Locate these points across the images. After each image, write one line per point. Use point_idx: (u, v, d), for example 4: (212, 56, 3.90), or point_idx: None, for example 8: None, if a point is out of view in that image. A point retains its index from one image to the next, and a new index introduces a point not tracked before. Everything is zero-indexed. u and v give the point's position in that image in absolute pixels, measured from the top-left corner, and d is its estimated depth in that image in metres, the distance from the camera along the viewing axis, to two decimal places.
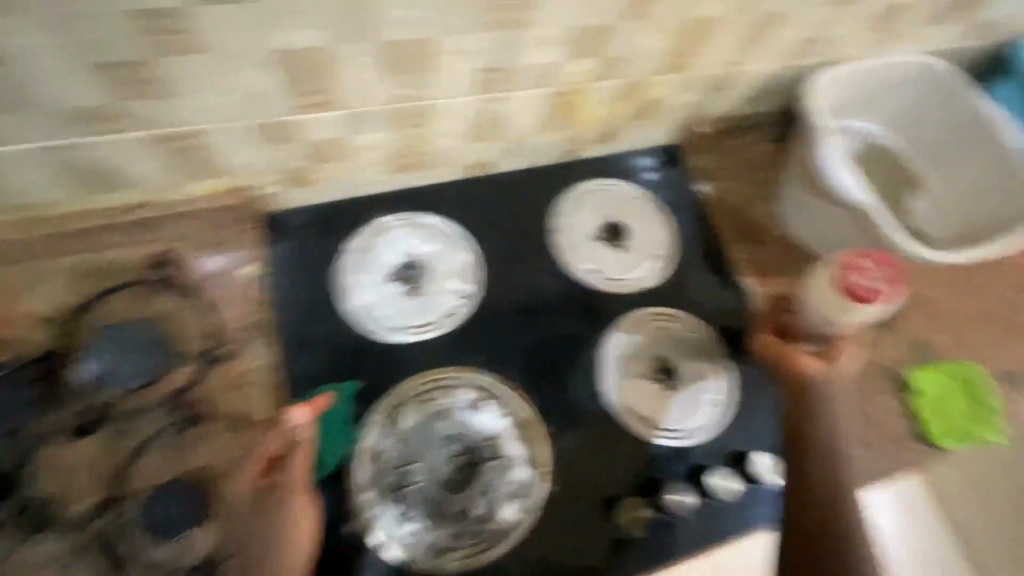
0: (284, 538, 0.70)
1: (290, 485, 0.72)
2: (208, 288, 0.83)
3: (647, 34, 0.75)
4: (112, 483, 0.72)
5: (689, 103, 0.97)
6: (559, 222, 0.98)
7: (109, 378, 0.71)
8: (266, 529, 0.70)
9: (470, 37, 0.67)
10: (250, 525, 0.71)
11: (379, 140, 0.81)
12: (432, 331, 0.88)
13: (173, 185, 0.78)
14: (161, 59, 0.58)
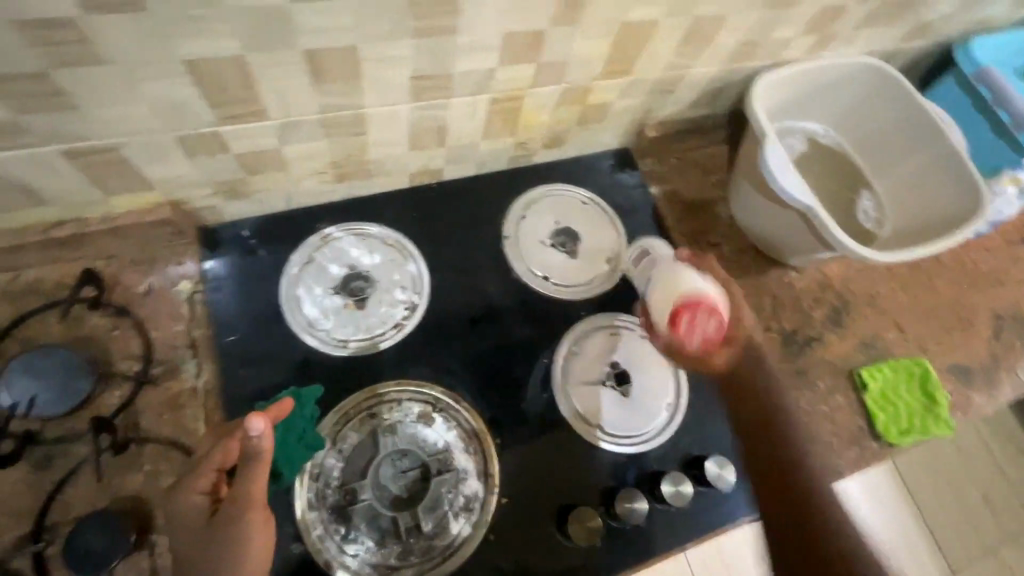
0: (241, 567, 0.59)
1: (247, 508, 0.59)
2: (142, 307, 0.80)
3: (584, 39, 0.74)
4: (37, 515, 0.69)
5: (636, 107, 0.96)
6: (509, 228, 0.97)
7: (40, 402, 0.70)
8: (220, 555, 0.59)
9: (397, 45, 0.65)
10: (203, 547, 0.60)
11: (314, 150, 0.79)
12: (379, 344, 0.85)
13: (97, 201, 0.75)
14: (60, 72, 0.55)
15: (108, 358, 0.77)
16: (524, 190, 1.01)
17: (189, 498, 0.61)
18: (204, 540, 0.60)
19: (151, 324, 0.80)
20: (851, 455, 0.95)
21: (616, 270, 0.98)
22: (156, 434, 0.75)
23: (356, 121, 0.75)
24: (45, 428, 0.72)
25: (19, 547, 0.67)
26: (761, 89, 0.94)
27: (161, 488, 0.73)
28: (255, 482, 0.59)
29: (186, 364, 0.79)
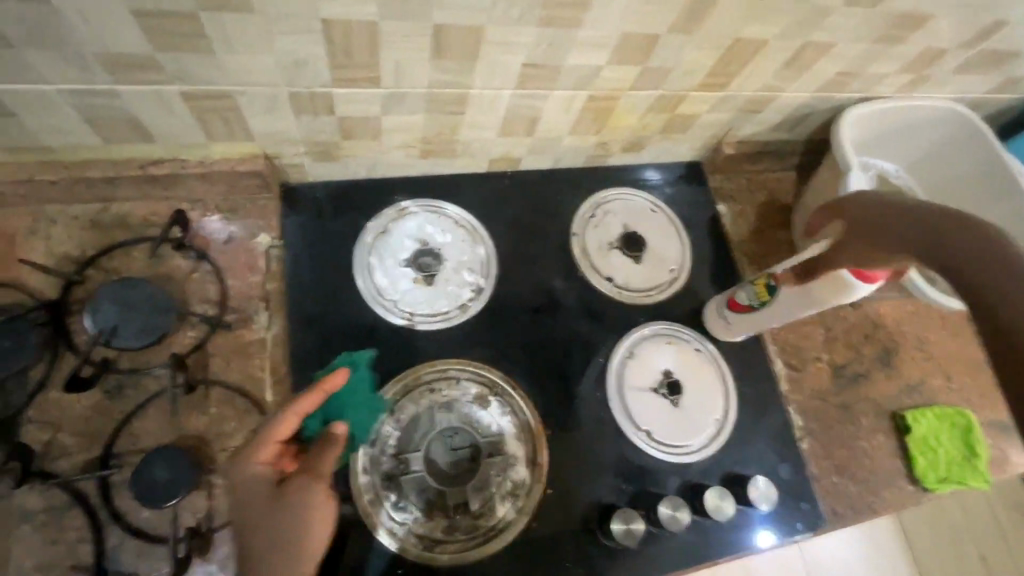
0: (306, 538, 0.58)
1: (317, 479, 0.60)
2: (219, 254, 0.82)
3: (695, 49, 0.75)
4: (106, 441, 0.70)
5: (720, 122, 0.97)
6: (578, 226, 0.98)
7: (122, 333, 0.72)
8: (287, 521, 0.58)
9: (520, 30, 0.66)
10: (264, 518, 0.59)
11: (410, 123, 0.80)
12: (443, 322, 0.87)
13: (197, 145, 0.76)
14: (205, 15, 0.56)
15: (184, 300, 0.78)
16: (596, 190, 1.02)
17: (254, 468, 0.61)
18: (267, 503, 0.59)
19: (228, 272, 0.81)
20: (886, 496, 0.95)
21: (677, 281, 0.99)
22: (223, 379, 0.76)
23: (459, 101, 0.76)
24: (121, 358, 0.74)
25: (85, 470, 0.69)
26: (847, 125, 0.94)
27: (224, 432, 0.74)
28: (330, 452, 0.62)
29: (258, 315, 0.81)
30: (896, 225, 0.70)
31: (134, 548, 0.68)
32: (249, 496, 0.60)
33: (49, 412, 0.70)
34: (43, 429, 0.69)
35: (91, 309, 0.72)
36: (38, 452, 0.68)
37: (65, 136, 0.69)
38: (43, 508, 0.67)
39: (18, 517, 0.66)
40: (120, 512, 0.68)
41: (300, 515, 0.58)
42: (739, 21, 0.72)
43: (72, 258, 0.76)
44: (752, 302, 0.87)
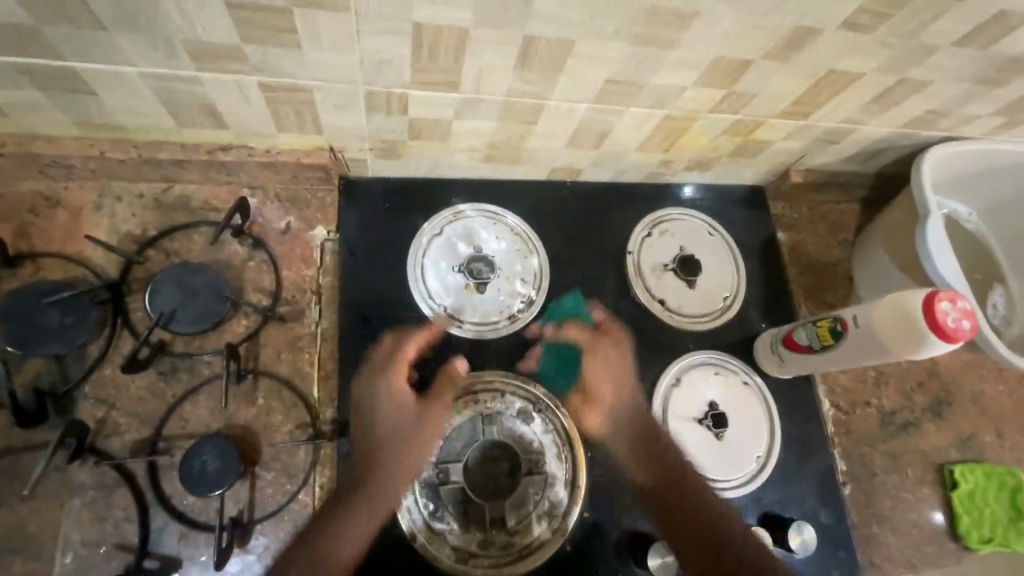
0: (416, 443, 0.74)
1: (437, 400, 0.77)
2: (277, 244, 0.81)
3: (784, 77, 0.72)
4: (157, 423, 0.71)
5: (792, 150, 0.93)
6: (633, 244, 0.95)
7: (179, 317, 0.72)
8: (410, 424, 0.75)
9: (609, 47, 0.64)
10: (389, 421, 0.75)
11: (479, 129, 0.78)
12: (492, 331, 0.85)
13: (266, 134, 0.75)
14: (299, 10, 0.55)
15: (241, 287, 0.78)
16: (654, 208, 0.99)
17: (385, 377, 0.78)
18: (389, 419, 0.75)
19: (284, 262, 0.81)
20: (925, 550, 0.92)
21: (730, 310, 0.96)
22: (273, 371, 0.76)
23: (533, 110, 0.74)
24: (176, 341, 0.74)
25: (136, 450, 0.70)
26: (929, 162, 0.89)
27: (271, 424, 0.74)
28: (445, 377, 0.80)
29: (310, 309, 0.80)
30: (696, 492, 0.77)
31: (176, 533, 0.68)
32: (382, 408, 0.75)
33: (105, 389, 0.71)
34: (98, 406, 0.70)
35: (151, 291, 0.72)
36: (92, 428, 0.69)
37: (141, 117, 0.69)
38: (94, 484, 0.68)
39: (70, 490, 0.67)
40: (166, 495, 0.69)
41: (408, 457, 0.73)
42: (837, 53, 0.69)
43: (134, 236, 0.76)
44: (811, 344, 0.81)
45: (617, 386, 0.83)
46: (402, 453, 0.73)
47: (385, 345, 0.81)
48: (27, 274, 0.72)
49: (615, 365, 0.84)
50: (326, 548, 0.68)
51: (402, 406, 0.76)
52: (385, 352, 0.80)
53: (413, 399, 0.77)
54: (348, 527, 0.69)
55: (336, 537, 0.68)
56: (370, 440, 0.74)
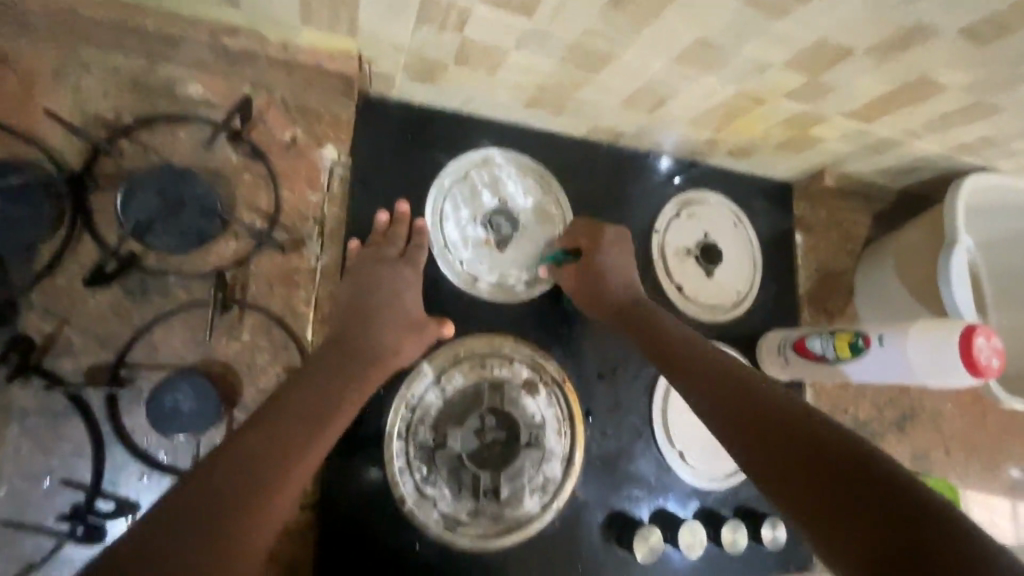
0: (372, 366, 0.63)
1: (410, 328, 0.67)
2: (279, 158, 0.70)
3: (872, 74, 0.67)
4: (121, 347, 0.61)
5: (836, 153, 0.90)
6: (660, 223, 0.90)
7: (156, 228, 0.62)
8: (372, 339, 0.64)
9: (716, 2, 0.56)
10: (355, 329, 0.63)
11: (536, 67, 0.68)
12: (508, 294, 0.79)
13: (285, 23, 0.62)
14: None
15: (231, 202, 0.67)
16: (684, 188, 0.94)
17: (370, 272, 0.68)
18: (392, 292, 0.68)
19: (285, 181, 0.70)
20: None
21: (740, 305, 0.95)
22: (263, 304, 0.67)
23: (603, 57, 0.66)
24: (149, 255, 0.63)
25: (94, 375, 0.60)
26: (964, 188, 0.88)
27: (256, 365, 0.65)
28: (415, 301, 0.69)
29: (311, 241, 0.70)
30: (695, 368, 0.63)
31: (136, 473, 0.59)
32: (383, 273, 0.68)
33: (56, 300, 0.59)
34: (47, 319, 0.59)
35: (125, 192, 0.61)
36: (38, 344, 0.58)
37: None
38: (39, 409, 0.57)
39: (6, 413, 0.56)
40: (126, 431, 0.60)
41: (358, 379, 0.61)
42: (938, 60, 0.64)
43: (103, 120, 0.63)
44: (824, 354, 0.80)
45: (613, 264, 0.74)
46: (346, 372, 0.60)
47: (379, 222, 0.73)
48: None
49: (615, 237, 0.76)
50: (304, 398, 0.56)
51: (409, 287, 0.69)
52: (380, 227, 0.72)
53: (377, 312, 0.65)
54: (313, 403, 0.57)
55: (299, 395, 0.56)
56: (366, 300, 0.66)
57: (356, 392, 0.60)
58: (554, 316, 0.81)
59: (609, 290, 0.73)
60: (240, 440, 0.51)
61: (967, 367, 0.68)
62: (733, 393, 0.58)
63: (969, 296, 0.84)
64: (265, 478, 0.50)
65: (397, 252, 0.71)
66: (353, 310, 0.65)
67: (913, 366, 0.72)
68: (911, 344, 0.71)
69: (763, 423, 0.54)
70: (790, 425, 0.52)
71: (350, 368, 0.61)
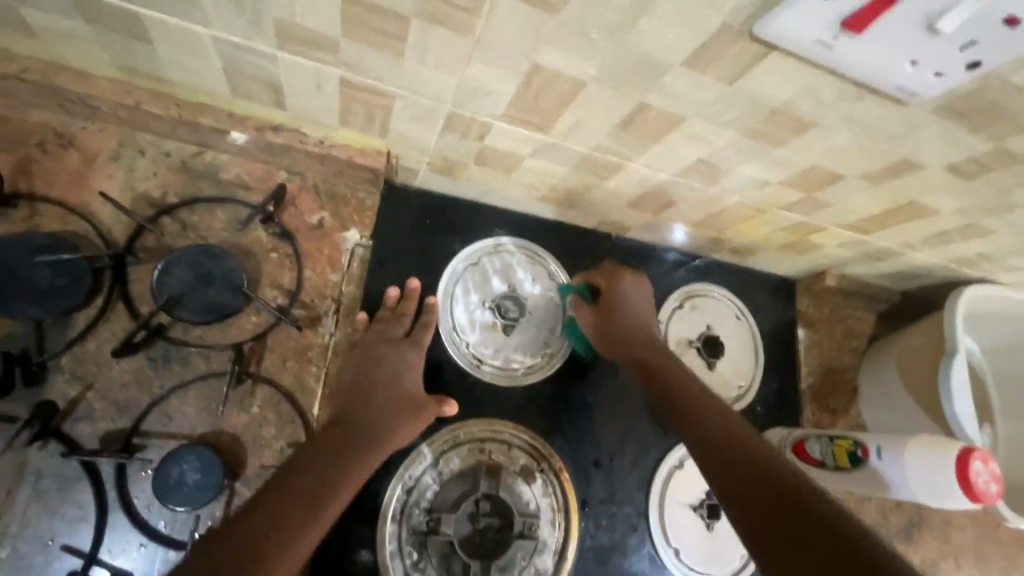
0: (375, 444, 0.64)
1: (412, 408, 0.69)
2: (306, 239, 0.75)
3: (865, 196, 0.71)
4: (137, 414, 0.64)
5: (836, 257, 0.93)
6: (664, 314, 0.93)
7: (185, 304, 0.65)
8: (374, 419, 0.66)
9: (720, 133, 0.60)
10: (359, 409, 0.66)
11: (550, 172, 0.74)
12: (512, 378, 0.81)
13: (326, 124, 0.69)
14: (416, 26, 0.49)
15: (257, 279, 0.71)
16: (688, 280, 0.98)
17: (377, 352, 0.71)
18: (395, 373, 0.70)
19: (308, 261, 0.74)
20: None
21: (741, 399, 0.95)
22: (275, 378, 0.70)
23: (611, 168, 0.71)
24: (175, 327, 0.67)
25: (108, 441, 0.62)
26: (965, 301, 0.90)
27: (262, 438, 0.68)
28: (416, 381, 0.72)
29: (326, 318, 0.74)
30: (702, 424, 0.63)
31: (134, 543, 0.61)
32: (388, 353, 0.71)
33: (84, 366, 0.63)
34: (73, 383, 0.62)
35: (161, 270, 0.65)
36: (61, 408, 0.61)
37: (194, 78, 0.62)
38: (53, 472, 0.60)
39: (20, 473, 0.59)
40: (130, 498, 0.61)
41: (364, 458, 0.63)
42: (928, 188, 0.68)
43: (151, 199, 0.69)
44: (823, 460, 0.79)
45: (630, 308, 0.79)
46: (350, 450, 0.62)
47: (390, 298, 0.77)
48: (19, 218, 0.64)
49: (637, 289, 0.81)
50: (306, 479, 0.58)
51: (413, 370, 0.72)
52: (391, 301, 0.77)
53: (383, 392, 0.68)
54: (315, 484, 0.58)
55: (303, 476, 0.58)
56: (369, 380, 0.68)
57: (359, 473, 0.62)
58: (555, 401, 0.83)
59: (623, 335, 0.77)
60: (242, 524, 0.52)
61: (968, 492, 0.67)
62: (742, 452, 0.58)
63: (969, 408, 0.85)
64: (268, 550, 0.51)
65: (404, 330, 0.74)
66: (356, 390, 0.67)
67: (916, 485, 0.71)
68: (915, 461, 0.70)
69: (763, 489, 0.54)
70: (781, 487, 0.53)
71: (353, 446, 0.62)
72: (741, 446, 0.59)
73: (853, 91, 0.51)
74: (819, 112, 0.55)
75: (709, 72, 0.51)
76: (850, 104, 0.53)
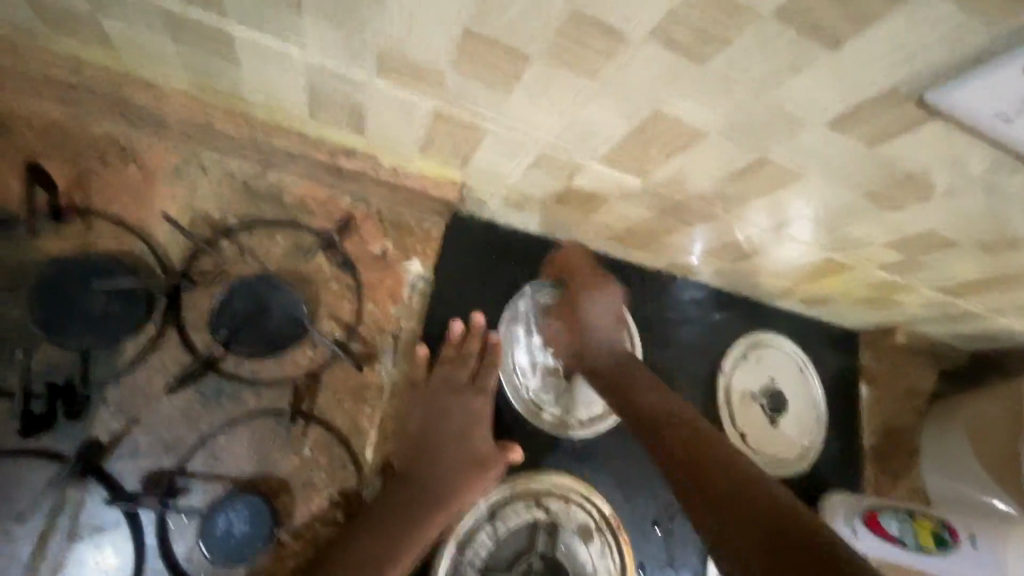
0: (434, 504, 0.63)
1: (474, 460, 0.67)
2: (367, 269, 0.70)
3: (969, 263, 0.67)
4: (183, 454, 0.59)
5: (914, 315, 0.88)
6: (727, 365, 0.89)
7: (240, 337, 0.61)
8: (433, 477, 0.64)
9: (836, 192, 0.56)
10: (418, 468, 0.64)
11: (632, 214, 0.69)
12: (571, 428, 0.76)
13: (402, 151, 0.64)
14: (538, 65, 0.44)
15: (315, 310, 0.67)
16: (751, 329, 0.93)
17: (438, 401, 0.68)
18: (458, 424, 0.68)
19: (368, 292, 0.70)
20: None
21: (803, 459, 0.90)
22: (329, 419, 0.65)
23: (701, 216, 0.66)
24: (228, 359, 0.62)
25: (151, 483, 0.57)
26: None
27: (312, 484, 0.63)
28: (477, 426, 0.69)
29: (384, 355, 0.69)
30: (664, 436, 0.60)
31: None
32: (451, 401, 0.69)
33: (130, 398, 0.58)
34: (117, 417, 0.57)
35: (221, 299, 0.61)
36: (104, 444, 0.56)
37: (272, 97, 0.58)
38: (91, 517, 0.55)
39: (57, 517, 0.54)
40: (171, 549, 0.56)
41: (423, 519, 0.62)
42: None
43: (210, 220, 0.64)
44: (903, 538, 0.79)
45: (597, 311, 0.75)
46: (407, 516, 0.62)
47: (452, 334, 0.71)
48: (73, 234, 0.59)
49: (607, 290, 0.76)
50: (376, 551, 0.59)
51: (477, 420, 0.70)
52: (453, 339, 0.71)
53: (441, 448, 0.66)
54: (377, 549, 0.59)
55: (363, 546, 0.59)
56: (431, 434, 0.67)
57: (420, 536, 0.61)
58: (614, 454, 0.78)
59: (587, 349, 0.74)
60: None
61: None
62: (704, 463, 0.55)
63: None
64: None
65: (468, 374, 0.71)
66: (416, 443, 0.66)
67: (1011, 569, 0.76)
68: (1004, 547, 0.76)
69: (730, 504, 0.50)
70: (747, 505, 0.49)
71: (411, 510, 0.62)
72: (705, 455, 0.56)
73: (1006, 164, 0.47)
74: (957, 181, 0.50)
75: (850, 132, 0.46)
76: (996, 176, 0.48)
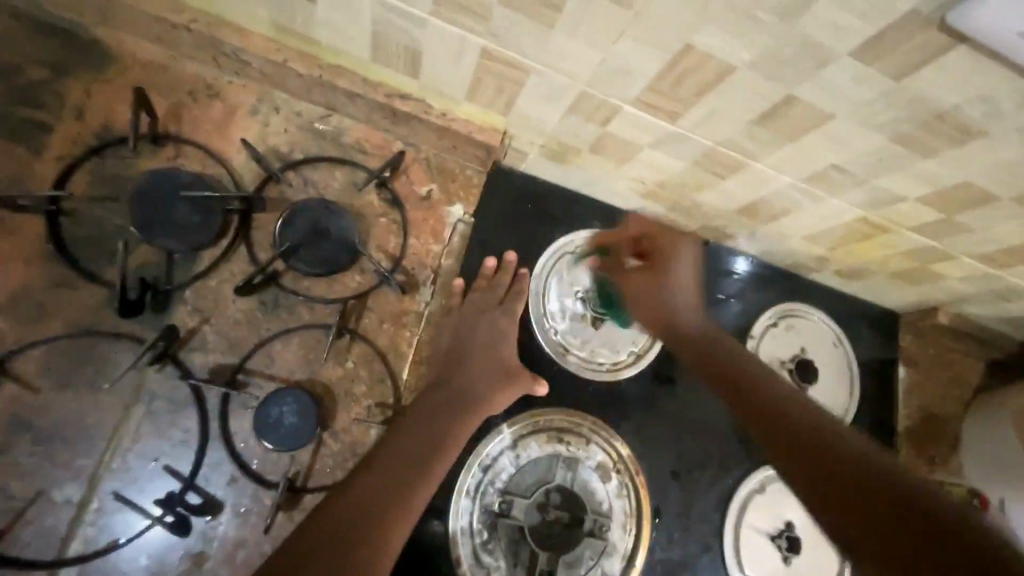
0: (466, 414, 0.67)
1: (503, 378, 0.71)
2: (413, 208, 0.76)
3: (1010, 224, 0.66)
4: (244, 353, 0.66)
5: (957, 292, 0.86)
6: (756, 331, 0.90)
7: (299, 254, 0.68)
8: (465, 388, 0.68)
9: (866, 136, 0.57)
10: (451, 379, 0.68)
11: (666, 165, 0.72)
12: (594, 371, 0.79)
13: (452, 96, 0.70)
14: None
15: (365, 239, 0.73)
16: (784, 300, 0.94)
17: (471, 324, 0.72)
18: (489, 348, 0.72)
19: (413, 229, 0.76)
20: None
21: None
22: (371, 338, 0.71)
23: (732, 166, 0.69)
24: (287, 275, 0.69)
25: (216, 375, 0.65)
26: None
27: (353, 393, 0.69)
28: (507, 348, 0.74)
29: (424, 286, 0.75)
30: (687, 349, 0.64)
31: (227, 475, 0.63)
32: (482, 325, 0.73)
33: (204, 300, 0.66)
34: (193, 315, 0.65)
35: (284, 219, 0.68)
36: (180, 336, 0.65)
37: (340, 39, 0.65)
38: (165, 396, 0.63)
39: (139, 393, 0.62)
40: (229, 432, 0.64)
41: (455, 426, 0.65)
42: None
43: (279, 153, 0.72)
44: None
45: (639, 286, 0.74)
46: (439, 422, 0.64)
47: (486, 267, 0.78)
48: (165, 156, 0.68)
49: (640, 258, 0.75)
50: (411, 445, 0.61)
51: (504, 342, 0.74)
52: (486, 272, 0.77)
53: (473, 366, 0.70)
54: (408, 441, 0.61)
55: (400, 443, 0.61)
56: (465, 351, 0.71)
57: (454, 437, 0.65)
58: (637, 403, 0.81)
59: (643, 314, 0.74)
60: (353, 487, 0.56)
61: None
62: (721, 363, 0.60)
63: None
64: (381, 507, 0.55)
65: (499, 297, 0.76)
66: (450, 360, 0.70)
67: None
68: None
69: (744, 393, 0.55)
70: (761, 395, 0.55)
71: (445, 416, 0.65)
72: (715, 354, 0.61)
73: None
74: (990, 120, 0.51)
75: (876, 63, 0.48)
76: None
